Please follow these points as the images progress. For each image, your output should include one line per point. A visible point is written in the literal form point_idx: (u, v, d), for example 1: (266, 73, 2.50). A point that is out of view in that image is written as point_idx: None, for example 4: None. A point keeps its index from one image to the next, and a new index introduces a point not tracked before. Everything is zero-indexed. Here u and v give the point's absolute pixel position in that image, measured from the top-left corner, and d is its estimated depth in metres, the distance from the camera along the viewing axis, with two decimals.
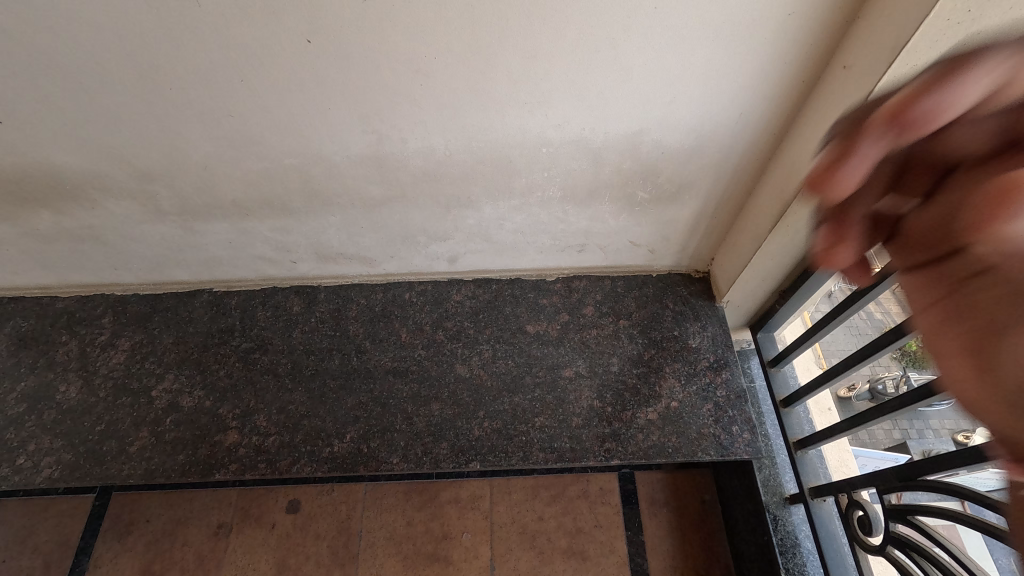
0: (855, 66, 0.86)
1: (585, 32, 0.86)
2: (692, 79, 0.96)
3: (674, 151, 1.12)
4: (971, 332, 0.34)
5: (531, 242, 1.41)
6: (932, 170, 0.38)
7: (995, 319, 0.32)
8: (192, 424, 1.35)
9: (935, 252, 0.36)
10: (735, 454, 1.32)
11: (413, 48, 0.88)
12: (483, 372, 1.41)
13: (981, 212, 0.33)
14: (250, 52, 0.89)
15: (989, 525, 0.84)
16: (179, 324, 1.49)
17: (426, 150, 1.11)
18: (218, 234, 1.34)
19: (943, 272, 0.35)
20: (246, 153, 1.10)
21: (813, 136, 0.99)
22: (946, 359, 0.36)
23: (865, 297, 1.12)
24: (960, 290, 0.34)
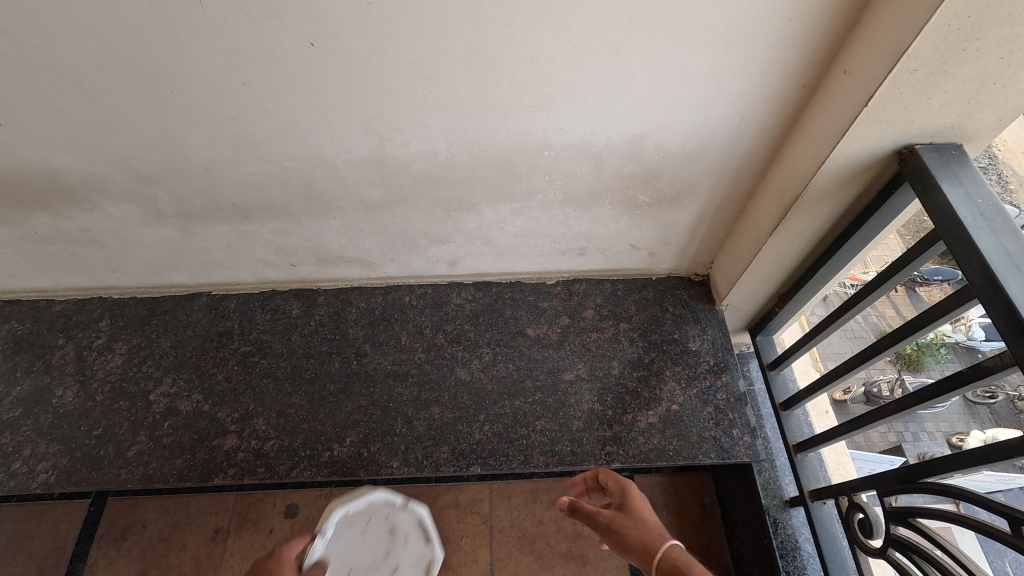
0: (855, 71, 0.87)
1: (589, 36, 0.87)
2: (694, 82, 0.96)
3: (675, 155, 1.13)
4: (632, 548, 0.92)
5: (532, 245, 1.41)
6: (596, 517, 1.00)
7: (629, 541, 0.94)
8: (190, 429, 1.34)
9: (621, 547, 0.94)
10: (736, 457, 1.32)
11: (415, 51, 0.89)
12: (484, 375, 1.41)
13: (608, 532, 0.97)
14: (252, 55, 0.89)
15: (994, 530, 0.84)
16: (177, 327, 1.48)
17: (428, 153, 1.11)
18: (218, 237, 1.33)
19: (617, 543, 0.95)
20: (248, 156, 1.10)
21: (813, 141, 1.00)
22: (636, 554, 0.92)
23: (865, 300, 1.12)
24: (619, 538, 0.96)
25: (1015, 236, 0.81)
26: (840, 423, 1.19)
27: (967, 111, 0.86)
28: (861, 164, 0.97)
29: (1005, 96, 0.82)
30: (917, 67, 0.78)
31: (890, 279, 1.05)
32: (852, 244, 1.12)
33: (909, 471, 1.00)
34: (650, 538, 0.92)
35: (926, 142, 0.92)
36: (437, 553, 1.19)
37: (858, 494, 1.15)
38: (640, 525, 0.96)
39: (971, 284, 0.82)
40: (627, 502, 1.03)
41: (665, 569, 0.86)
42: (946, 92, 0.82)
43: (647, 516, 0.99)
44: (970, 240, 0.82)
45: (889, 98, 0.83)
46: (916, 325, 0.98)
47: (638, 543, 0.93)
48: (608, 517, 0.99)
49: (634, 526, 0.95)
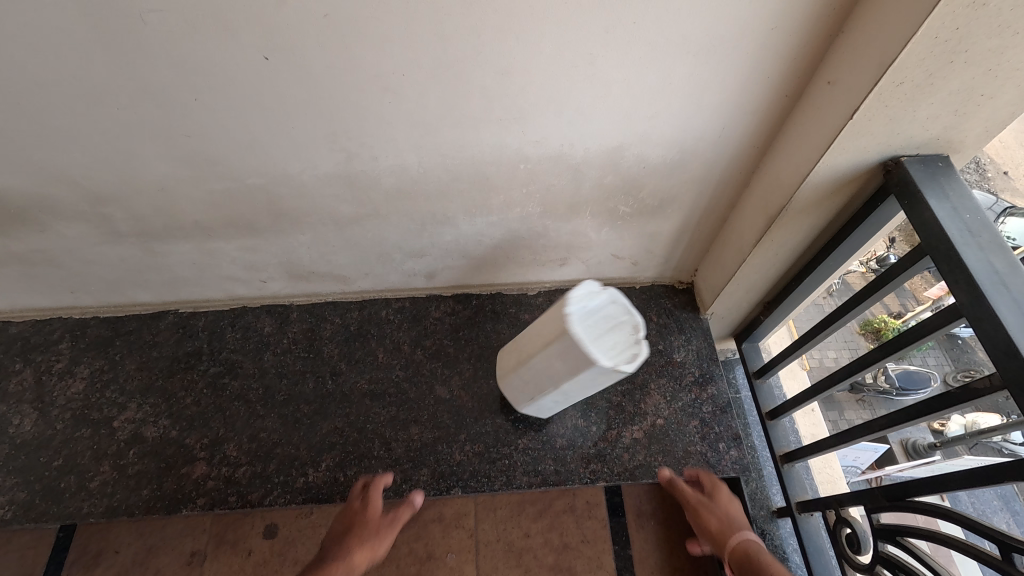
0: (839, 81, 0.84)
1: (562, 47, 0.82)
2: (673, 95, 0.92)
3: (656, 166, 1.09)
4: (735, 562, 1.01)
5: (511, 256, 1.37)
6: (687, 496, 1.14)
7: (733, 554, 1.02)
8: (157, 456, 1.28)
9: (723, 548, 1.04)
10: (723, 473, 1.28)
11: (382, 64, 0.83)
12: (463, 393, 1.36)
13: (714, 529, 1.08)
14: (203, 71, 0.83)
15: (981, 552, 0.82)
16: (143, 348, 1.42)
17: (399, 168, 1.05)
18: (181, 255, 1.27)
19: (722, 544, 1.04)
20: (207, 174, 1.04)
21: (796, 151, 0.97)
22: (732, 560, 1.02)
23: (854, 311, 1.10)
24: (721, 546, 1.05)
25: (1003, 254, 0.78)
26: (827, 436, 1.18)
27: (954, 123, 0.83)
28: (846, 176, 0.94)
29: (992, 107, 0.79)
30: (902, 80, 0.75)
31: (878, 291, 1.02)
32: (837, 255, 1.09)
33: (896, 488, 0.99)
34: (728, 534, 1.06)
35: (912, 153, 0.89)
36: (636, 319, 0.99)
37: (846, 508, 1.13)
38: (719, 509, 1.11)
39: (959, 305, 0.80)
40: (711, 483, 1.16)
41: (739, 560, 1.00)
42: (931, 104, 0.79)
43: (729, 506, 1.11)
44: (958, 258, 0.79)
45: (874, 111, 0.80)
46: (906, 339, 0.95)
47: (717, 532, 1.08)
48: (693, 499, 1.14)
49: (715, 512, 1.10)
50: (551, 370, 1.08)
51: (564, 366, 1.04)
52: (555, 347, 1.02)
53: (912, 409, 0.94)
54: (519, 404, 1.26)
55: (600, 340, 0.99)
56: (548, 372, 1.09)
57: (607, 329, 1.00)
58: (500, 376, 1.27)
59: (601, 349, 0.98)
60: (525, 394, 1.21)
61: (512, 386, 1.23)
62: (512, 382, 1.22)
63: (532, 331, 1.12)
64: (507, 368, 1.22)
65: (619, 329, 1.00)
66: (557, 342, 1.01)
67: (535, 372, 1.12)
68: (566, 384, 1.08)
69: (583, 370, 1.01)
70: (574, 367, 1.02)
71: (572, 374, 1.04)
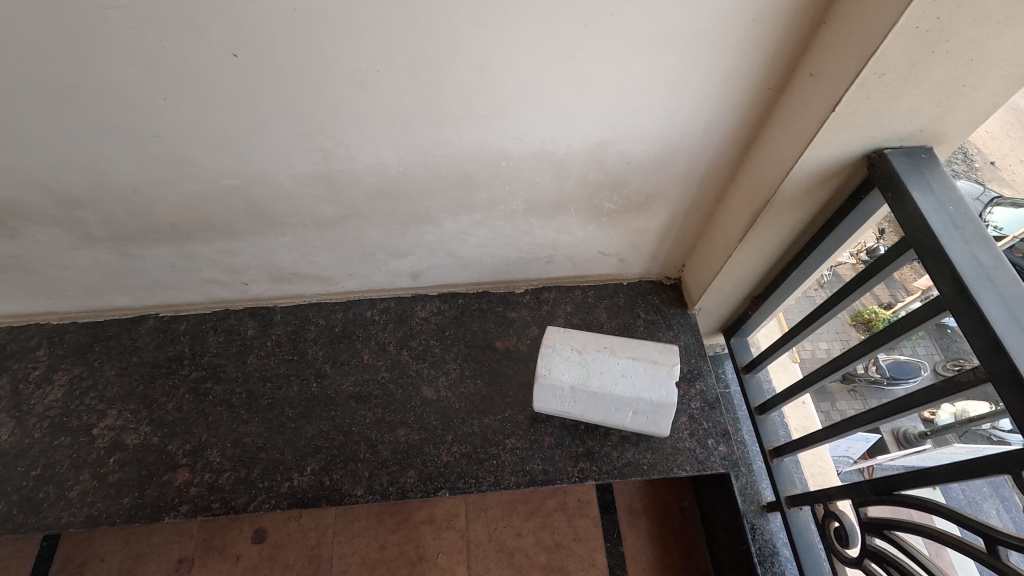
0: (822, 73, 0.82)
1: (540, 42, 0.81)
2: (655, 88, 0.91)
3: (640, 161, 1.08)
4: None
5: (496, 255, 1.35)
6: None
7: None
8: (138, 463, 1.26)
9: None
10: (712, 469, 1.27)
11: (357, 61, 0.81)
12: (451, 393, 1.34)
13: None
14: (172, 70, 0.81)
15: (967, 544, 0.82)
16: (123, 354, 1.39)
17: (378, 167, 1.03)
18: (159, 258, 1.24)
19: None
20: (180, 175, 1.01)
21: (780, 145, 0.96)
22: None
23: (840, 304, 1.09)
24: None
25: (987, 247, 0.78)
26: (815, 431, 1.18)
27: (937, 114, 0.82)
28: (830, 169, 0.93)
29: (976, 98, 0.79)
30: (885, 71, 0.74)
31: (863, 284, 1.01)
32: (823, 249, 1.08)
33: (884, 482, 0.98)
34: None
35: (895, 145, 0.88)
36: (667, 403, 1.15)
37: (835, 502, 1.13)
38: None
39: (944, 298, 0.79)
40: None
41: None
42: (914, 95, 0.78)
43: None
44: (942, 251, 0.79)
45: (857, 103, 0.79)
46: (895, 330, 0.94)
47: None
48: None
49: None
50: (603, 405, 1.19)
51: (622, 413, 1.19)
52: (641, 405, 1.17)
53: (898, 403, 0.94)
54: (539, 397, 1.22)
55: (655, 422, 1.19)
56: (597, 405, 1.19)
57: (663, 413, 1.17)
58: (545, 357, 1.20)
59: (653, 425, 1.20)
60: (553, 398, 1.21)
61: (553, 381, 1.18)
62: (556, 384, 1.18)
63: (583, 371, 1.18)
64: (564, 365, 1.19)
65: (655, 422, 1.19)
66: (646, 405, 1.16)
67: (584, 399, 1.19)
68: (594, 413, 1.21)
69: (615, 418, 1.21)
70: (620, 415, 1.20)
71: (608, 415, 1.21)
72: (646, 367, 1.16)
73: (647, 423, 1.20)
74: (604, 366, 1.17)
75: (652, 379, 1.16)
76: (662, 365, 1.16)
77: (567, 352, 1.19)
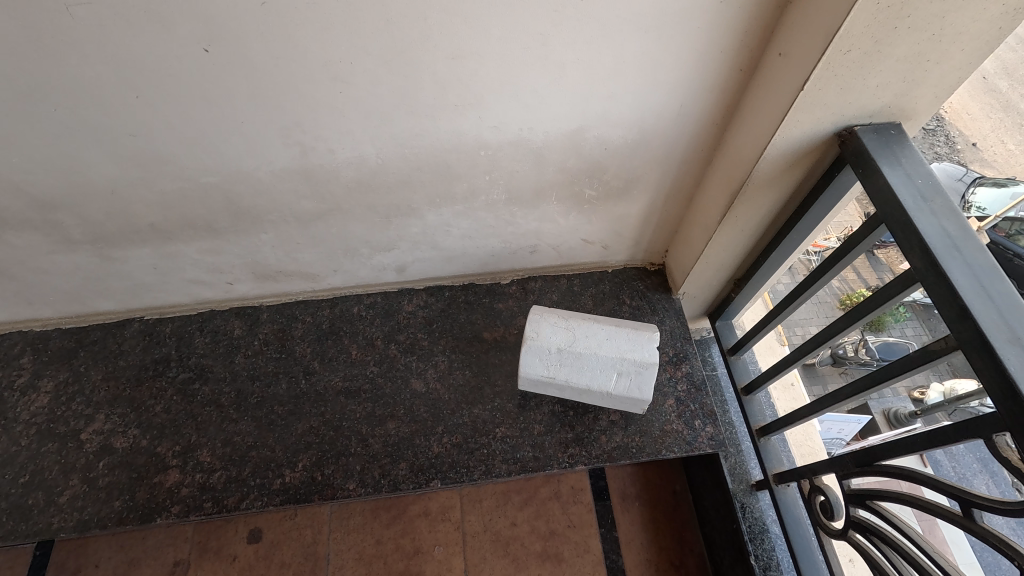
0: (790, 52, 0.84)
1: (512, 29, 0.81)
2: (628, 73, 0.92)
3: (618, 146, 1.08)
4: None
5: (481, 245, 1.36)
6: None
7: None
8: (128, 466, 1.26)
9: None
10: (699, 449, 1.28)
11: (331, 53, 0.82)
12: (440, 385, 1.35)
13: None
14: (143, 67, 0.81)
15: (942, 509, 0.84)
16: (109, 358, 1.38)
17: (357, 160, 1.03)
18: (141, 260, 1.24)
19: None
20: (158, 174, 1.01)
21: (753, 125, 0.97)
22: None
23: (819, 282, 1.10)
24: None
25: (955, 218, 0.79)
26: (799, 407, 1.20)
27: (904, 90, 0.84)
28: (803, 148, 0.95)
29: (941, 72, 0.80)
30: (850, 48, 0.75)
31: (840, 261, 1.03)
32: (800, 228, 1.10)
33: (864, 454, 1.00)
34: None
35: (865, 122, 0.90)
36: (650, 363, 1.17)
37: (819, 477, 1.15)
38: None
39: (914, 270, 0.81)
40: None
41: None
42: (880, 71, 0.80)
43: None
44: (912, 224, 0.80)
45: (825, 81, 0.80)
46: (869, 306, 0.96)
47: None
48: None
49: None
50: (588, 368, 1.20)
51: (606, 376, 1.20)
52: (625, 366, 1.19)
53: (876, 376, 0.95)
54: (525, 362, 1.22)
55: (638, 386, 1.20)
56: (582, 368, 1.20)
57: (646, 374, 1.18)
58: (533, 322, 1.21)
59: (636, 389, 1.20)
60: (539, 362, 1.21)
61: (540, 343, 1.19)
62: (543, 344, 1.19)
63: (571, 331, 1.20)
64: (552, 329, 1.20)
65: (638, 387, 1.20)
66: (630, 366, 1.18)
67: (569, 362, 1.20)
68: (578, 379, 1.21)
69: (599, 383, 1.21)
70: (604, 379, 1.20)
71: (592, 380, 1.20)
72: (629, 334, 1.19)
73: (629, 387, 1.20)
74: (589, 330, 1.20)
75: (635, 342, 1.18)
76: (644, 330, 1.19)
77: (554, 319, 1.21)
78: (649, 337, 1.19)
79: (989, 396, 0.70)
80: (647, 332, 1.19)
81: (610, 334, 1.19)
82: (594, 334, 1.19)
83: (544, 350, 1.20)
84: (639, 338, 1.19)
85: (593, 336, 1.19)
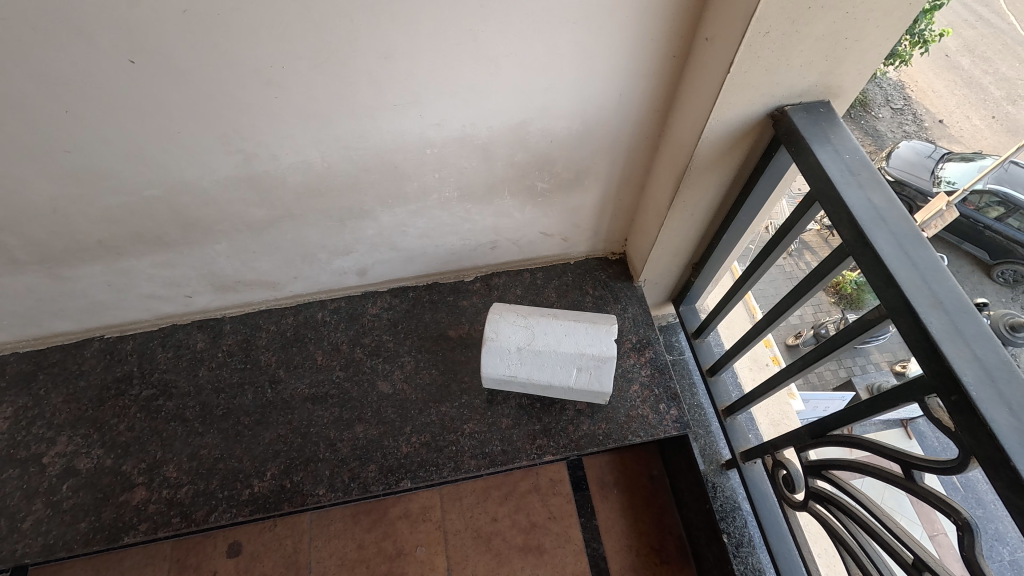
0: (716, 37, 0.85)
1: (441, 26, 0.82)
2: (562, 64, 0.93)
3: (563, 137, 1.10)
4: None
5: (440, 244, 1.36)
6: None
7: None
8: (93, 487, 1.24)
9: None
10: (665, 432, 1.30)
11: (261, 57, 0.82)
12: (407, 385, 1.35)
13: None
14: (69, 81, 0.80)
15: (889, 474, 0.85)
16: (69, 379, 1.37)
17: (302, 165, 1.03)
18: (93, 278, 1.22)
19: None
20: (98, 189, 1.00)
21: (690, 110, 0.99)
22: None
23: (767, 262, 1.12)
24: None
25: (880, 190, 0.82)
26: (758, 385, 1.22)
27: (828, 69, 0.86)
28: (739, 130, 0.96)
29: (860, 50, 0.83)
30: (768, 30, 0.77)
31: (783, 239, 1.04)
32: (746, 209, 1.13)
33: (818, 426, 1.01)
34: None
35: (795, 102, 0.92)
36: (609, 359, 1.19)
37: (781, 451, 1.17)
38: None
39: (846, 243, 0.83)
40: None
41: None
42: (801, 52, 0.82)
43: None
44: (839, 198, 0.82)
45: (749, 63, 0.82)
46: (809, 282, 0.97)
47: None
48: None
49: None
50: (548, 364, 1.21)
51: (566, 372, 1.22)
52: (584, 361, 1.20)
53: (819, 350, 0.97)
54: (486, 368, 1.23)
55: (598, 380, 1.22)
56: (542, 365, 1.22)
57: (606, 369, 1.20)
58: (493, 321, 1.22)
59: (596, 383, 1.22)
60: (500, 361, 1.22)
61: (500, 350, 1.21)
62: (503, 345, 1.21)
63: (530, 328, 1.21)
64: (511, 329, 1.21)
65: (598, 381, 1.22)
66: (589, 360, 1.20)
67: (529, 359, 1.21)
68: (538, 376, 1.23)
69: (560, 379, 1.22)
70: (564, 374, 1.22)
71: (553, 376, 1.22)
72: (589, 328, 1.20)
73: (589, 381, 1.22)
74: (548, 326, 1.21)
75: (594, 335, 1.20)
76: (602, 325, 1.20)
77: (513, 317, 1.22)
78: (606, 332, 1.20)
79: (915, 359, 0.71)
80: (604, 327, 1.20)
81: (569, 329, 1.21)
82: (554, 329, 1.21)
83: (506, 350, 1.21)
84: (598, 332, 1.20)
85: (553, 331, 1.21)
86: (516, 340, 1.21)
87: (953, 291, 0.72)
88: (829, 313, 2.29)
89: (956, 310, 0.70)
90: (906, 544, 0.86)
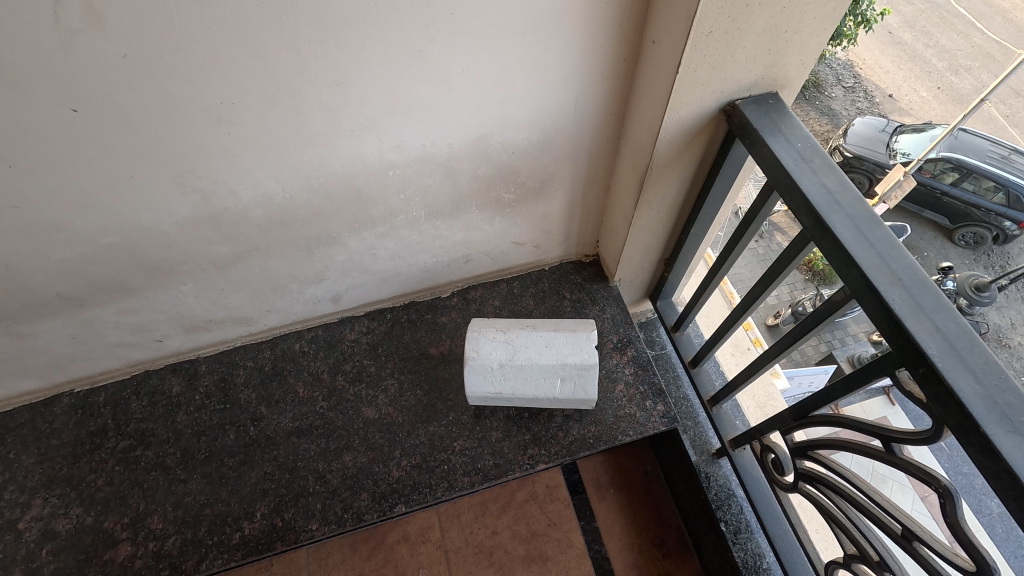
0: (662, 38, 0.87)
1: (388, 50, 0.82)
2: (514, 75, 0.93)
3: (524, 148, 1.10)
4: None
5: (412, 263, 1.36)
6: None
7: None
8: (75, 548, 1.20)
9: None
10: (652, 429, 1.31)
11: (208, 93, 0.80)
12: (392, 409, 1.33)
13: None
14: (8, 133, 0.77)
15: (870, 448, 0.87)
16: (40, 438, 1.32)
17: (263, 198, 1.02)
18: (54, 332, 1.18)
19: None
20: (52, 242, 0.97)
21: (645, 110, 1.00)
22: None
23: (735, 250, 1.14)
24: None
25: (833, 174, 0.84)
26: (738, 372, 1.23)
27: (772, 61, 0.89)
28: (694, 126, 0.98)
29: (801, 41, 0.86)
30: (711, 29, 0.79)
31: (747, 228, 1.06)
32: (710, 202, 1.15)
33: (798, 408, 1.02)
34: None
35: (745, 96, 0.95)
36: (592, 365, 1.19)
37: (767, 436, 1.18)
38: None
39: (807, 229, 0.85)
40: None
41: None
42: (745, 47, 0.84)
43: None
44: (797, 186, 0.84)
45: (696, 62, 0.84)
46: (777, 268, 0.99)
47: None
48: None
49: None
50: (533, 377, 1.21)
51: (550, 383, 1.22)
52: (567, 370, 1.20)
53: (792, 336, 0.99)
54: (469, 381, 1.22)
55: (582, 387, 1.22)
56: (525, 379, 1.22)
57: (588, 376, 1.21)
58: (472, 339, 1.22)
59: (580, 390, 1.22)
60: (483, 378, 1.22)
61: (482, 362, 1.20)
62: (485, 362, 1.20)
63: (512, 344, 1.21)
64: (491, 344, 1.21)
65: (582, 387, 1.22)
66: (572, 370, 1.20)
67: (512, 374, 1.21)
68: (524, 390, 1.23)
69: (545, 391, 1.23)
70: (549, 386, 1.22)
71: (538, 388, 1.22)
72: (569, 338, 1.21)
73: (574, 390, 1.22)
74: (528, 339, 1.22)
75: (575, 344, 1.20)
76: (583, 333, 1.22)
77: (492, 332, 1.22)
78: (586, 339, 1.21)
79: (883, 337, 0.73)
80: (584, 334, 1.22)
81: (549, 342, 1.21)
82: (535, 343, 1.21)
83: (493, 367, 1.20)
84: (579, 341, 1.21)
85: (533, 344, 1.21)
86: (497, 355, 1.20)
87: (911, 267, 0.74)
88: (805, 291, 2.31)
89: (914, 286, 0.72)
90: (892, 516, 0.88)
